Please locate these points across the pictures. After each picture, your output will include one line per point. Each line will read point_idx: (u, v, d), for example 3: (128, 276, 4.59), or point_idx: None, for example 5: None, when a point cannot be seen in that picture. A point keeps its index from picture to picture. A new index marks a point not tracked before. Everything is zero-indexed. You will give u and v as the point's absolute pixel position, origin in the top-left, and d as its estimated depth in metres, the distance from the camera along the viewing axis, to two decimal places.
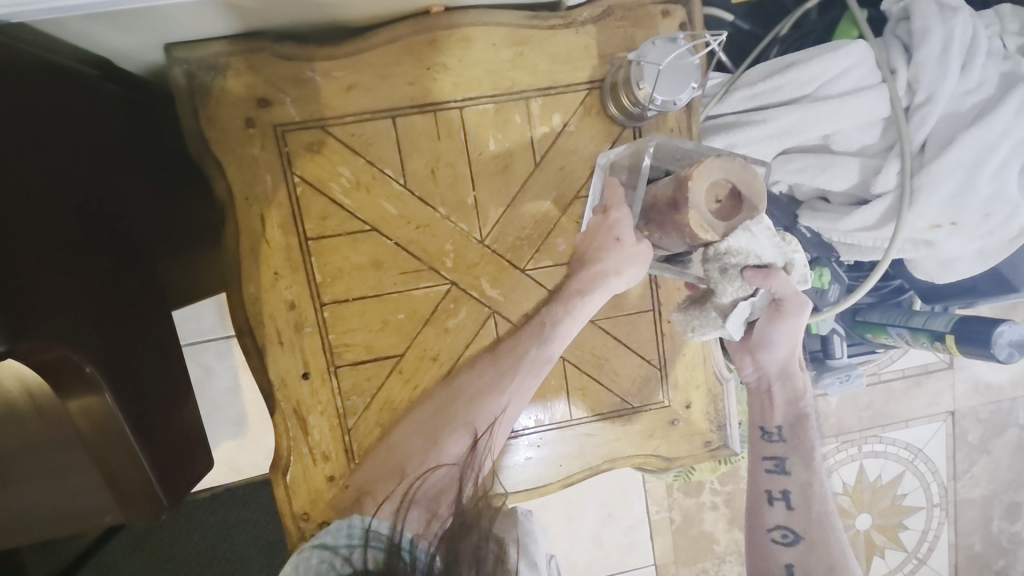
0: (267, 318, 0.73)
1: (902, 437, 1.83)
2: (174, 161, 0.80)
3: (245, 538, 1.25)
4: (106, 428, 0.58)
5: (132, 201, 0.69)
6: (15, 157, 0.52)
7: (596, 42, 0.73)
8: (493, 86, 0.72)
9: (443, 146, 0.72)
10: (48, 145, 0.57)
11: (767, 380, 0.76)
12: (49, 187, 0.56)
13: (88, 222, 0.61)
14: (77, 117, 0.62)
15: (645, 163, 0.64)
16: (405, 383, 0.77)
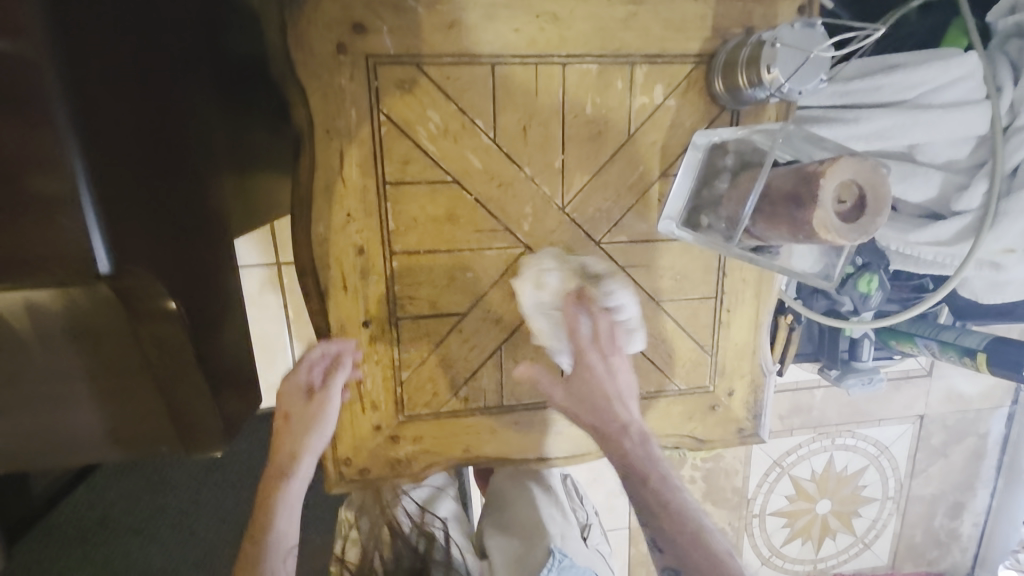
0: (333, 261, 0.70)
1: (873, 433, 1.89)
2: (235, 81, 0.76)
3: (237, 469, 1.22)
4: (175, 356, 0.56)
5: (199, 120, 0.67)
6: (108, 58, 0.48)
7: (713, 13, 0.69)
8: (600, 45, 0.68)
9: (539, 104, 0.69)
10: (139, 49, 0.53)
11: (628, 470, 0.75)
12: (137, 99, 0.53)
13: (166, 142, 0.59)
14: (161, 21, 0.58)
15: (766, 172, 0.59)
16: (464, 342, 0.75)
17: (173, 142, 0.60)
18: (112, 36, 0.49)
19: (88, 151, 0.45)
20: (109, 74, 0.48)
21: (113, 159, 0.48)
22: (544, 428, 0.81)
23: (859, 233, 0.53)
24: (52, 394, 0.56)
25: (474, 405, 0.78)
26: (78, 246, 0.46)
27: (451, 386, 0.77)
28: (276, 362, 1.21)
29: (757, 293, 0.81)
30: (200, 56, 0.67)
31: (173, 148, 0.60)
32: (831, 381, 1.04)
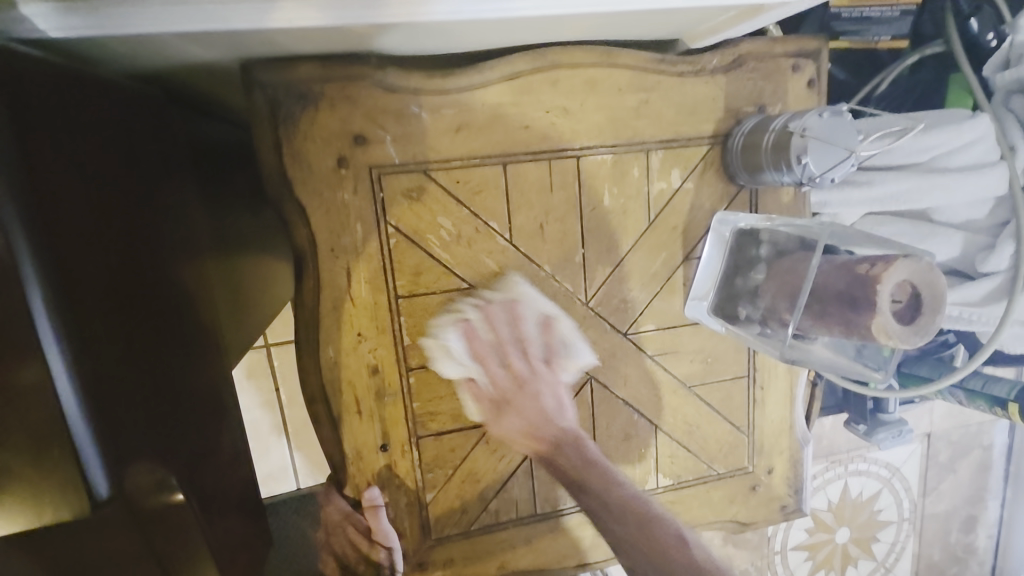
0: (346, 385, 0.64)
1: (884, 456, 1.68)
2: (208, 177, 0.67)
3: None
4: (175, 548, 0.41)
5: (181, 235, 0.56)
6: (78, 202, 0.39)
7: (724, 94, 0.67)
8: (615, 135, 0.65)
9: (556, 200, 0.65)
10: (106, 180, 0.44)
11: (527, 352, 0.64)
12: (116, 241, 0.43)
13: (149, 279, 0.48)
14: (121, 135, 0.48)
15: (813, 264, 0.56)
16: (492, 453, 0.70)
17: (156, 274, 0.49)
18: (79, 173, 0.40)
19: (66, 320, 0.35)
20: (85, 221, 0.39)
21: (100, 320, 0.39)
22: (581, 532, 0.75)
23: (919, 335, 0.50)
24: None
25: (506, 518, 0.72)
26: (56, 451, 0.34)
27: (480, 501, 0.71)
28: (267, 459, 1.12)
29: (790, 367, 0.77)
30: (171, 162, 0.57)
31: (156, 282, 0.49)
32: (862, 437, 1.00)
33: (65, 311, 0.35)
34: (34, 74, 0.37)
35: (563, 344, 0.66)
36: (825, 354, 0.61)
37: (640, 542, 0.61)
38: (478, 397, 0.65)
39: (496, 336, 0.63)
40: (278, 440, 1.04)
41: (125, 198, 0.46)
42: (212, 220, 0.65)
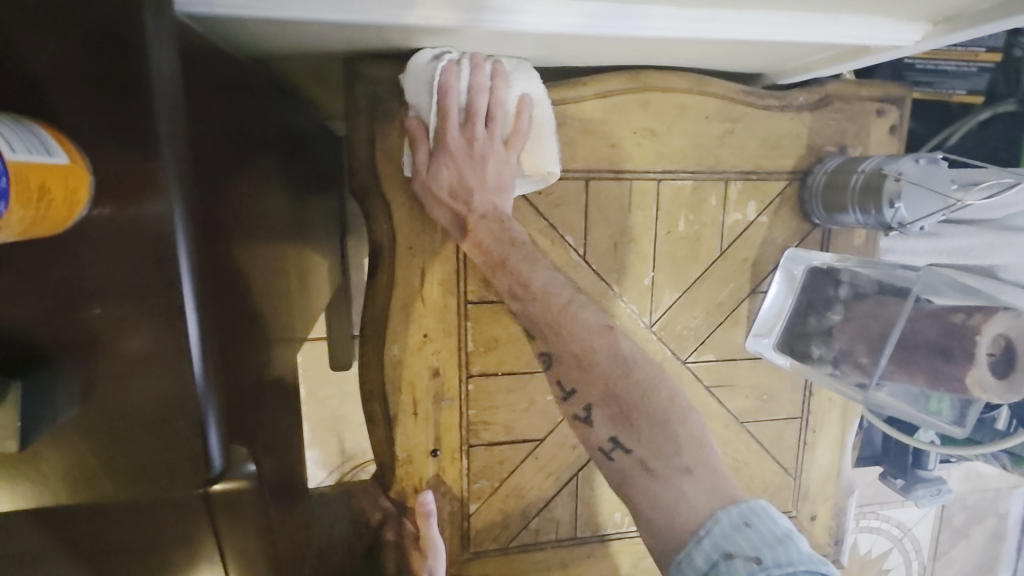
0: (406, 385, 0.63)
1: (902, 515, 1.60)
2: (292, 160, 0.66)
3: None
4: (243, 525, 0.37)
5: (267, 217, 0.55)
6: (207, 172, 0.38)
7: (808, 131, 0.67)
8: (697, 161, 0.65)
9: (633, 220, 0.65)
10: (226, 154, 0.43)
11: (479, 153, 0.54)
12: (227, 216, 0.43)
13: (243, 259, 0.47)
14: (240, 109, 0.48)
15: (906, 311, 0.55)
16: (540, 470, 0.69)
17: (247, 253, 0.48)
18: (209, 144, 0.40)
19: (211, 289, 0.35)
20: (210, 191, 0.39)
21: (219, 298, 0.38)
22: (618, 560, 0.73)
23: (1012, 390, 0.50)
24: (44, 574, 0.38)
25: (545, 538, 0.71)
26: (170, 417, 0.33)
27: (522, 518, 0.69)
28: None
29: (843, 413, 0.76)
30: (269, 143, 0.57)
31: (247, 263, 0.48)
32: (898, 492, 0.98)
33: (205, 286, 0.34)
34: (192, 43, 0.37)
35: (536, 132, 0.56)
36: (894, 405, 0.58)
37: (634, 428, 0.54)
38: (445, 111, 0.53)
39: (475, 110, 0.53)
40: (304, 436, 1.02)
41: (235, 174, 0.46)
42: (288, 205, 0.64)
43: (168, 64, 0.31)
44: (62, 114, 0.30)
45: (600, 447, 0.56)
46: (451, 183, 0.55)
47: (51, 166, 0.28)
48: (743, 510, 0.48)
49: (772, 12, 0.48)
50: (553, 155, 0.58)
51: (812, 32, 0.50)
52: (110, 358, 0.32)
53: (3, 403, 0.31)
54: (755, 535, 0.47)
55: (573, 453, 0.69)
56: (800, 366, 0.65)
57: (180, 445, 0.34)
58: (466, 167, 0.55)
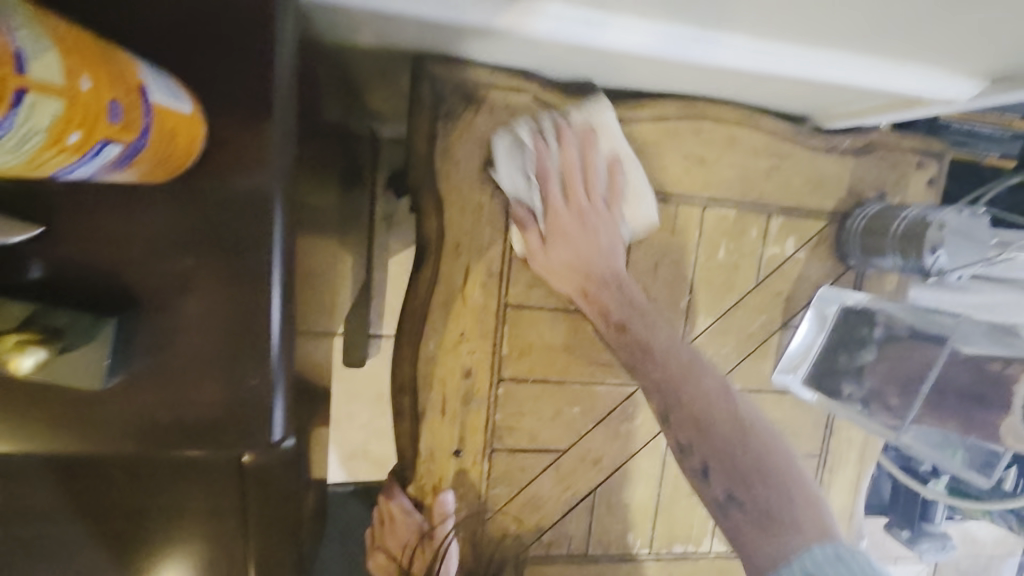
0: (437, 382, 0.64)
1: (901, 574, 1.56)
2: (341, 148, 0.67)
3: None
4: (271, 512, 0.44)
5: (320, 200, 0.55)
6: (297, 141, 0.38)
7: (850, 174, 0.69)
8: (742, 192, 0.67)
9: (675, 242, 0.66)
10: (306, 129, 0.44)
11: (585, 214, 0.60)
12: (302, 190, 0.43)
13: (306, 233, 0.46)
14: (318, 91, 0.48)
15: (941, 359, 0.56)
16: (559, 481, 0.69)
17: (308, 231, 0.47)
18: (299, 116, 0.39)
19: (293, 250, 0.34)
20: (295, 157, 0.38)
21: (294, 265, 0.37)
22: None
23: None
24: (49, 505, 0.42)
25: (557, 552, 0.70)
26: (237, 382, 0.32)
27: (536, 528, 0.69)
28: None
29: (861, 457, 0.76)
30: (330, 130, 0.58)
31: (309, 238, 0.47)
32: (904, 544, 0.97)
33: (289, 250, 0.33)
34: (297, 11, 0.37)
35: (633, 184, 0.62)
36: (920, 448, 0.59)
37: (743, 473, 0.53)
38: (524, 221, 0.60)
39: (570, 180, 0.60)
40: None
41: (308, 149, 0.45)
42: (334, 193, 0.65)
43: (285, 29, 0.31)
44: (181, 52, 0.29)
45: (713, 499, 0.54)
46: (568, 260, 0.60)
47: (178, 114, 0.25)
48: (836, 546, 0.47)
49: (838, 54, 0.50)
50: (651, 202, 0.63)
51: (877, 77, 0.52)
52: (191, 296, 0.31)
53: (98, 340, 0.27)
54: (848, 568, 0.45)
55: (593, 468, 0.69)
56: (828, 403, 0.66)
57: (242, 392, 0.32)
58: (575, 237, 0.60)
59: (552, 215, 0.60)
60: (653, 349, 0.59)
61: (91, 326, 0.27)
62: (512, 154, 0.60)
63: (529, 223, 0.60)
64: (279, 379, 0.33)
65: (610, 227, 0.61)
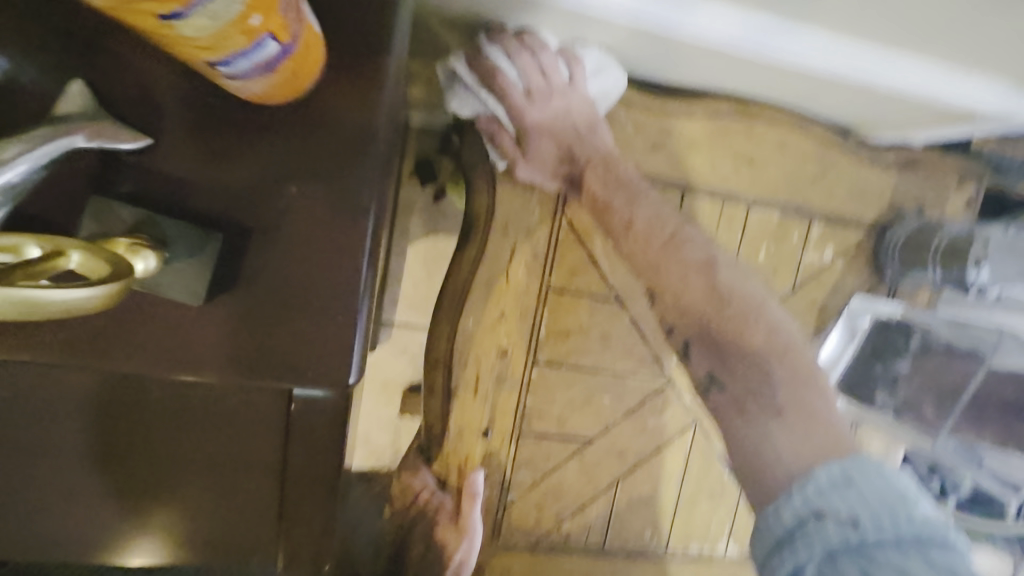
0: (472, 361, 0.62)
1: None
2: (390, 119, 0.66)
3: None
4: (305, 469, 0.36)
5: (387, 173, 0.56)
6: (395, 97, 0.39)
7: (892, 188, 0.70)
8: (787, 197, 0.67)
9: (718, 240, 0.67)
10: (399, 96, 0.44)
11: (569, 112, 0.55)
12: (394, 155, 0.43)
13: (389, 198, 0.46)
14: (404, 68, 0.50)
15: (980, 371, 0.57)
16: (583, 471, 0.68)
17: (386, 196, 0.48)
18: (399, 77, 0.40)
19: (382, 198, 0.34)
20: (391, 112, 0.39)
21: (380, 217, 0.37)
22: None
23: None
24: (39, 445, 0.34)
25: (574, 544, 0.70)
26: (318, 320, 0.31)
27: (555, 517, 0.68)
28: None
29: None
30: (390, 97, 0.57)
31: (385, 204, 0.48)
32: None
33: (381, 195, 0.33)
34: None
35: (593, 60, 0.54)
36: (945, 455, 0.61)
37: (731, 363, 0.52)
38: (495, 133, 0.56)
39: (534, 81, 0.52)
40: None
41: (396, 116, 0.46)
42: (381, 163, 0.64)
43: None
44: None
45: (698, 386, 0.55)
46: (555, 155, 0.57)
47: (316, 37, 0.28)
48: (845, 466, 0.43)
49: (916, 63, 0.51)
50: (617, 66, 0.56)
51: (946, 89, 0.53)
52: (289, 229, 0.31)
53: (200, 256, 0.29)
54: (858, 493, 0.42)
55: (618, 459, 0.69)
56: (858, 410, 0.66)
57: (326, 334, 0.31)
58: (559, 128, 0.55)
59: (526, 126, 0.55)
60: (634, 226, 0.57)
61: (196, 240, 0.28)
62: (468, 90, 0.54)
63: (501, 125, 0.55)
64: (358, 321, 0.32)
65: (570, 100, 0.54)
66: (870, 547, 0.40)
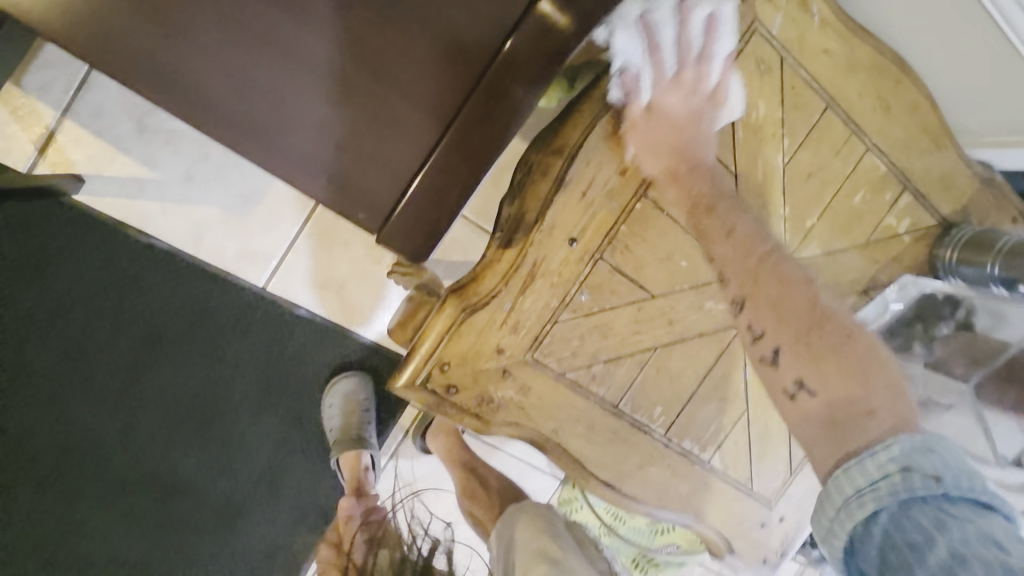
0: (594, 165, 0.62)
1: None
2: None
3: (192, 379, 1.10)
4: (472, 131, 0.48)
5: None
6: None
7: (971, 194, 0.77)
8: (897, 156, 0.73)
9: (832, 164, 0.71)
10: None
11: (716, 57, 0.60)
12: None
13: None
14: None
15: None
16: (633, 322, 0.69)
17: None
18: None
19: None
20: None
21: None
22: (635, 451, 0.74)
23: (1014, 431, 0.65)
24: (254, 6, 0.41)
25: (594, 389, 0.70)
26: None
27: (591, 355, 0.69)
28: (276, 231, 1.07)
29: None
30: None
31: None
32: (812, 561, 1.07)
33: None
34: None
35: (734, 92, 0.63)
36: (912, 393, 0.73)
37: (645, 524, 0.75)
38: (628, 88, 0.58)
39: (689, 59, 0.59)
40: (291, 227, 1.08)
41: None
42: None
43: None
44: None
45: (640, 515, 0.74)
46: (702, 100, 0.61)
47: None
48: (929, 439, 0.46)
49: None
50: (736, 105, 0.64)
51: None
52: None
53: None
54: (939, 458, 0.45)
55: (665, 325, 0.70)
56: None
57: None
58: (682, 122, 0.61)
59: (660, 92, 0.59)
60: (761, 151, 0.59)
61: None
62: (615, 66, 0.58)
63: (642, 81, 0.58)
64: None
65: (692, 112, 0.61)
66: (948, 499, 0.44)
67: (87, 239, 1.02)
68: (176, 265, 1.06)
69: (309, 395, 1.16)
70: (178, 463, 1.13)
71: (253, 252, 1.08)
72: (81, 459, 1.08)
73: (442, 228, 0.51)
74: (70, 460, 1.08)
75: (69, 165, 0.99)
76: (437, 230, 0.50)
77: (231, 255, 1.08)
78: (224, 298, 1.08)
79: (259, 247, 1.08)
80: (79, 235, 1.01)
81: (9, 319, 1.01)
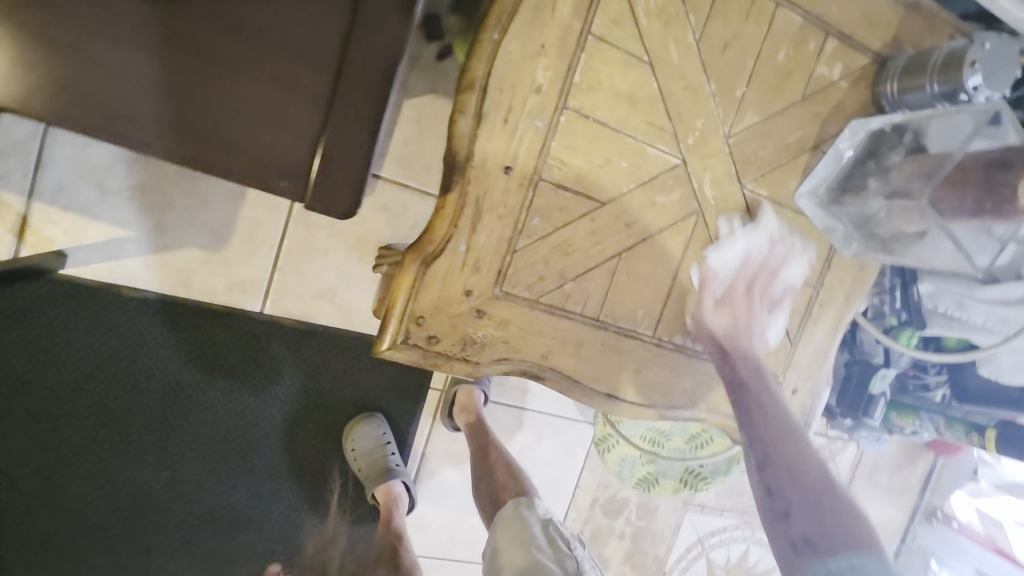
0: (507, 90, 0.63)
1: None
2: None
3: (221, 414, 1.15)
4: (359, 84, 0.54)
5: None
6: None
7: (897, 23, 0.76)
8: (812, 3, 0.72)
9: (746, 29, 0.70)
10: None
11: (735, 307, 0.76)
12: None
13: None
14: None
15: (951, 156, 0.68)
16: (591, 234, 0.70)
17: None
18: None
19: None
20: None
21: None
22: (628, 358, 0.75)
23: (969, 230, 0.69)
24: (147, 27, 0.49)
25: (571, 307, 0.72)
26: None
27: (559, 276, 0.70)
28: (257, 256, 1.10)
29: (846, 300, 0.84)
30: None
31: None
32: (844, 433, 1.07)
33: None
34: None
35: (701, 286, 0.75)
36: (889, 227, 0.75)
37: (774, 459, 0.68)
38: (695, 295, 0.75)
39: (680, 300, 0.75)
40: (271, 249, 1.11)
41: None
42: None
43: None
44: None
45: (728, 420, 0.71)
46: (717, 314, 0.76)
47: None
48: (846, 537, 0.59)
49: None
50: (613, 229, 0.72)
51: None
52: None
53: None
54: None
55: (623, 228, 0.71)
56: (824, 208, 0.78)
57: None
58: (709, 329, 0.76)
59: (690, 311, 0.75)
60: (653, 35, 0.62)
61: None
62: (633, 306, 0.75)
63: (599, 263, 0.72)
64: None
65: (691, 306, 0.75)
66: None
67: (82, 312, 1.05)
68: (174, 311, 1.10)
69: (331, 402, 1.20)
70: (227, 499, 1.17)
71: (241, 281, 1.11)
72: (141, 515, 1.14)
73: (361, 178, 0.56)
74: (132, 518, 1.13)
75: (48, 243, 1.02)
76: (356, 184, 0.56)
77: (220, 289, 1.11)
78: (228, 331, 1.12)
79: (245, 275, 1.11)
80: (78, 310, 1.05)
81: (34, 403, 1.06)
